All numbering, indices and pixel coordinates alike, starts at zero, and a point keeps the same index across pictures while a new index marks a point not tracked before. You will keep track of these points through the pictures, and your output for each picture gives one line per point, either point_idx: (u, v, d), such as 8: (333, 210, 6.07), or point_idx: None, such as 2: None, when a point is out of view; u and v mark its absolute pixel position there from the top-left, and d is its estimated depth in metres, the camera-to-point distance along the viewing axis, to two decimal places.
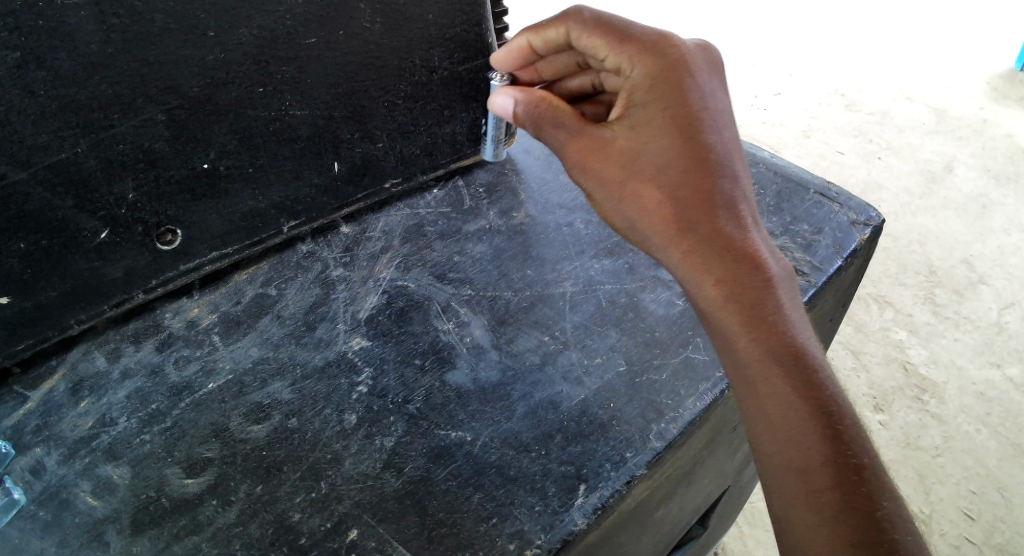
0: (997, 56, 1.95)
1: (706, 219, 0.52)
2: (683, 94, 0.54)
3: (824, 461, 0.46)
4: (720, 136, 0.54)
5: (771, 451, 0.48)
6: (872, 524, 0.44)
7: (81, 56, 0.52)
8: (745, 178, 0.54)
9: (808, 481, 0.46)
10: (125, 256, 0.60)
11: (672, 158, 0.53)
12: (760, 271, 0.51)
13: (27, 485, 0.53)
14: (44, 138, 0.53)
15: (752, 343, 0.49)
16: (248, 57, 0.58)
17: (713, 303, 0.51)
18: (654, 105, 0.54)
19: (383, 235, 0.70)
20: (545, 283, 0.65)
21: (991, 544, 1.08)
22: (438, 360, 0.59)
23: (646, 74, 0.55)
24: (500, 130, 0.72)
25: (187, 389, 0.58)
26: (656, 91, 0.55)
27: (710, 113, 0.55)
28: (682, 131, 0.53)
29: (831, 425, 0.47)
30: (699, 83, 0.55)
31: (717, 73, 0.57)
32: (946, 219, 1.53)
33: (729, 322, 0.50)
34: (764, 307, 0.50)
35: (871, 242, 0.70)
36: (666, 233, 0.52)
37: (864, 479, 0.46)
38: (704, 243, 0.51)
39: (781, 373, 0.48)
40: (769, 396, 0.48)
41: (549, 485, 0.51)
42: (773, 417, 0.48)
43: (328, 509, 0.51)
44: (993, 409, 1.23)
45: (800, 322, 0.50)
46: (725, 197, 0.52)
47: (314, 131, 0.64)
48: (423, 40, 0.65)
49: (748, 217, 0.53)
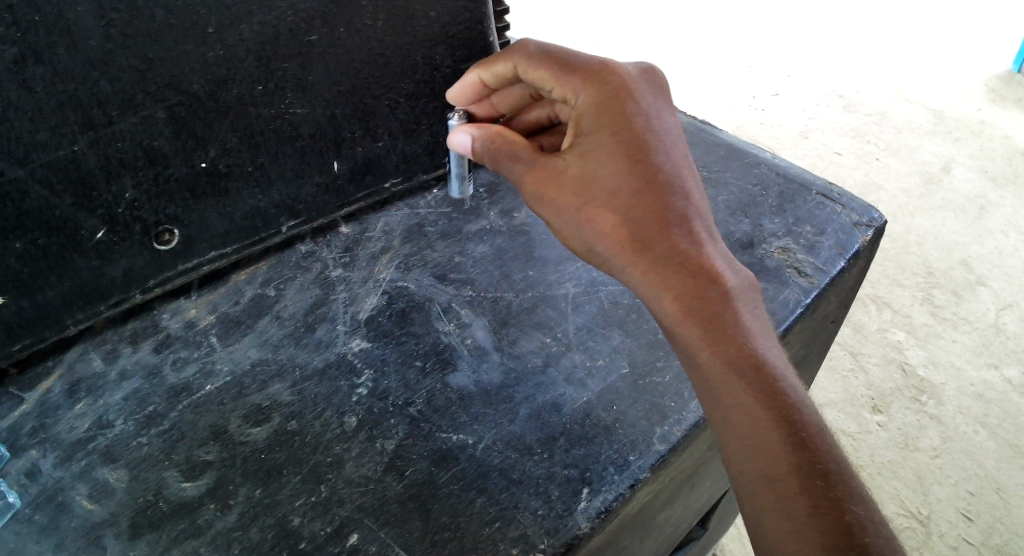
0: (995, 57, 1.95)
1: (662, 237, 0.51)
2: (629, 117, 0.53)
3: (791, 468, 0.46)
4: (669, 155, 0.53)
5: (741, 463, 0.47)
6: (843, 528, 0.44)
7: (81, 52, 0.51)
8: (699, 195, 0.54)
9: (778, 489, 0.45)
10: (125, 256, 0.60)
11: (624, 180, 0.52)
12: (717, 288, 0.50)
13: (23, 488, 0.53)
14: (42, 135, 0.52)
15: (713, 357, 0.48)
16: (250, 53, 0.57)
17: (675, 320, 0.50)
18: (603, 131, 0.53)
19: (384, 235, 0.69)
20: (547, 283, 0.64)
21: (990, 546, 1.07)
22: (440, 361, 0.59)
23: (591, 102, 0.53)
24: (463, 167, 0.67)
25: (186, 391, 0.58)
26: (603, 118, 0.53)
27: (657, 134, 0.53)
28: (631, 155, 0.52)
29: (795, 433, 0.46)
30: (644, 105, 0.54)
31: (663, 95, 0.56)
32: (944, 221, 1.53)
33: (693, 338, 0.49)
34: (723, 321, 0.49)
35: (874, 242, 0.70)
36: (626, 256, 0.52)
37: (832, 483, 0.45)
38: (662, 262, 0.50)
39: (744, 387, 0.47)
40: (735, 409, 0.47)
41: (552, 489, 0.51)
42: (739, 431, 0.47)
43: (330, 513, 0.50)
44: (991, 410, 1.23)
45: (761, 337, 0.49)
46: (679, 213, 0.52)
47: (316, 129, 0.63)
48: (426, 37, 0.65)
49: (702, 232, 0.52)
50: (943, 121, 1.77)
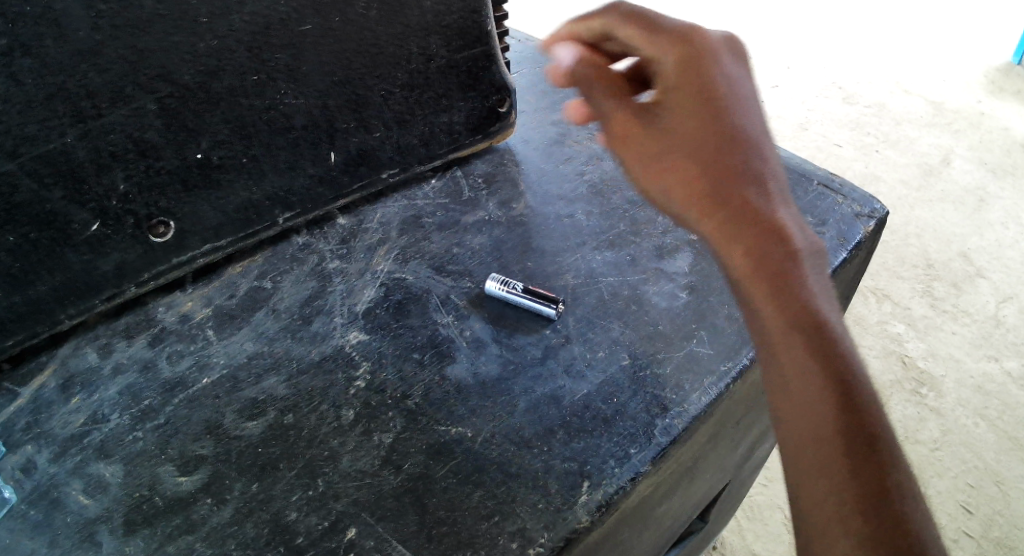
0: (995, 49, 1.94)
1: (733, 193, 0.49)
2: (711, 80, 0.50)
3: (838, 430, 0.44)
4: (748, 119, 0.51)
5: (789, 424, 0.46)
6: (883, 495, 0.43)
7: (69, 44, 0.50)
8: (775, 161, 0.51)
9: (822, 454, 0.44)
10: (117, 249, 0.59)
11: (698, 139, 0.50)
12: (786, 246, 0.48)
13: (17, 483, 0.52)
14: (31, 129, 0.52)
15: (777, 312, 0.47)
16: (242, 44, 0.57)
17: (740, 273, 0.49)
18: (683, 91, 0.50)
19: (380, 227, 0.68)
20: (546, 275, 0.64)
21: (990, 538, 1.07)
22: (437, 354, 0.58)
23: (678, 64, 0.50)
24: (521, 299, 0.60)
25: (180, 385, 0.57)
26: (686, 79, 0.50)
27: (738, 97, 0.51)
28: (709, 116, 0.50)
29: (851, 399, 0.45)
30: (727, 70, 0.51)
31: (746, 64, 0.53)
32: (943, 213, 1.53)
33: (755, 291, 0.48)
34: (790, 279, 0.48)
35: (875, 233, 0.69)
36: (694, 208, 0.50)
37: (875, 449, 0.44)
38: (730, 216, 0.49)
39: (806, 347, 0.46)
40: (791, 366, 0.46)
41: (551, 483, 0.50)
42: (789, 386, 0.46)
43: (326, 508, 0.50)
44: (990, 403, 1.22)
45: (825, 302, 0.48)
46: (751, 174, 0.50)
47: (309, 121, 0.63)
48: (420, 26, 0.64)
49: (775, 195, 0.50)
50: (943, 113, 1.76)
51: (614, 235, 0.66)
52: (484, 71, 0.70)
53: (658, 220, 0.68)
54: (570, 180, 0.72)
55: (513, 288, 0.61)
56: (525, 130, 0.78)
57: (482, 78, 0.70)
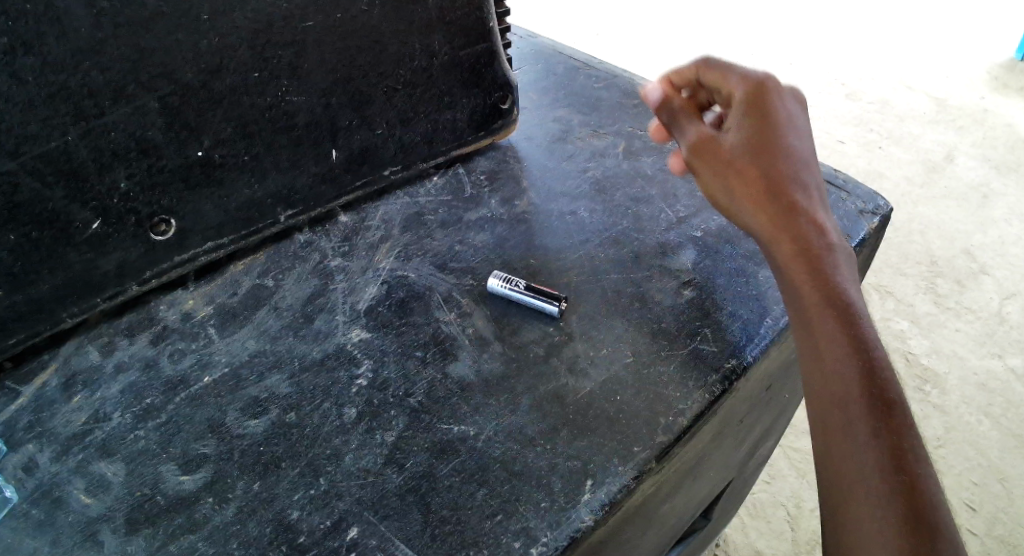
0: (998, 45, 1.93)
1: (785, 195, 0.56)
2: (773, 108, 0.59)
3: (861, 393, 0.47)
4: (800, 144, 0.59)
5: (815, 389, 0.49)
6: (898, 452, 0.45)
7: (70, 42, 0.50)
8: (818, 182, 0.58)
9: (845, 413, 0.47)
10: (118, 248, 0.58)
11: (756, 150, 0.57)
12: (823, 239, 0.54)
13: (19, 482, 0.52)
14: (33, 128, 0.51)
15: (813, 289, 0.52)
16: (244, 42, 0.56)
17: (783, 258, 0.54)
18: (752, 114, 0.59)
19: (383, 225, 0.68)
20: (549, 272, 0.63)
21: (994, 536, 1.07)
22: (440, 351, 0.58)
23: (747, 94, 0.59)
24: (524, 298, 0.60)
25: (183, 383, 0.57)
26: (755, 106, 0.59)
27: (794, 126, 0.59)
28: (767, 134, 0.58)
29: (875, 372, 0.48)
30: (788, 108, 0.60)
31: (805, 112, 0.62)
32: (946, 209, 1.52)
33: (795, 273, 0.53)
34: (825, 265, 0.53)
35: (880, 230, 0.68)
36: (751, 204, 0.56)
37: (894, 414, 0.46)
38: (780, 211, 0.55)
39: (835, 316, 0.50)
40: (825, 337, 0.50)
41: (554, 481, 0.50)
42: (818, 350, 0.49)
43: (329, 506, 0.49)
44: (994, 400, 1.22)
45: (853, 286, 0.52)
46: (798, 179, 0.57)
47: (311, 119, 0.62)
48: (422, 24, 0.64)
49: (817, 201, 0.57)
50: (946, 110, 1.75)
51: (617, 232, 0.66)
52: (486, 68, 0.70)
53: (662, 217, 0.67)
54: (573, 177, 0.72)
55: (516, 286, 0.61)
56: (528, 127, 0.78)
57: (485, 75, 0.70)
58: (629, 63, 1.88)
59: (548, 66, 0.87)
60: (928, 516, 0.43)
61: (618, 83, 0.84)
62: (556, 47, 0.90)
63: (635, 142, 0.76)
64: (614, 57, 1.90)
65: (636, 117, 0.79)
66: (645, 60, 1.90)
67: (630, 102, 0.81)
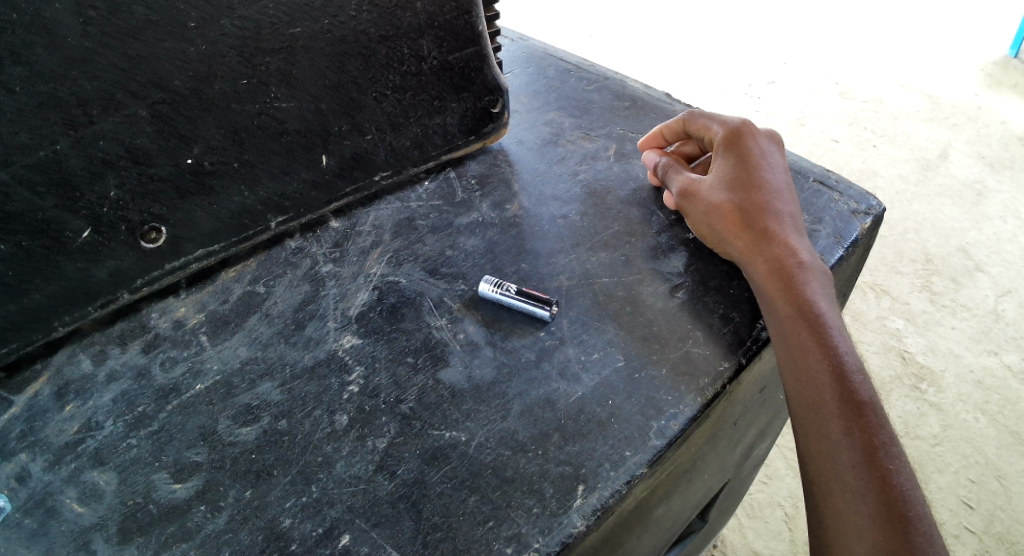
0: (991, 42, 1.93)
1: (761, 222, 0.62)
2: (749, 148, 0.67)
3: (834, 396, 0.53)
4: (774, 175, 0.66)
5: (795, 398, 0.55)
6: (871, 452, 0.51)
7: (59, 51, 0.50)
8: (794, 208, 0.64)
9: (823, 417, 0.53)
10: (111, 257, 0.58)
11: (732, 184, 0.65)
12: (802, 265, 0.59)
13: (12, 492, 0.52)
14: (22, 137, 0.51)
15: (795, 311, 0.57)
16: (233, 49, 0.56)
17: (766, 282, 0.59)
18: (729, 154, 0.67)
19: (374, 230, 0.68)
20: (540, 277, 0.63)
21: (992, 533, 1.07)
22: (431, 358, 0.58)
23: (724, 138, 0.68)
24: (518, 302, 0.60)
25: (174, 391, 0.57)
26: (732, 147, 0.67)
27: (768, 162, 0.67)
28: (743, 170, 0.66)
29: (847, 387, 0.54)
30: (761, 146, 0.68)
31: (779, 148, 0.69)
32: (941, 207, 1.52)
33: (778, 296, 0.58)
34: (805, 290, 0.58)
35: (872, 231, 0.68)
36: (733, 232, 0.62)
37: (864, 415, 0.53)
38: (758, 237, 0.61)
39: (809, 330, 0.56)
40: (805, 355, 0.55)
41: (547, 486, 0.50)
42: (797, 361, 0.55)
43: (320, 514, 0.49)
44: (991, 397, 1.22)
45: (826, 301, 0.58)
46: (774, 206, 0.63)
47: (303, 125, 0.62)
48: (412, 29, 0.64)
49: (793, 227, 0.62)
50: (940, 107, 1.75)
51: (608, 236, 0.66)
52: (477, 72, 0.70)
53: (653, 220, 0.67)
54: (564, 180, 0.72)
55: (511, 292, 0.61)
56: (519, 130, 0.78)
57: (476, 78, 0.70)
58: (622, 65, 1.88)
59: (539, 70, 0.87)
60: (900, 507, 0.49)
61: (609, 85, 0.84)
62: (547, 50, 0.90)
63: (626, 144, 0.76)
64: (606, 59, 1.90)
65: (626, 120, 0.79)
66: (637, 62, 1.90)
67: (621, 105, 0.81)
